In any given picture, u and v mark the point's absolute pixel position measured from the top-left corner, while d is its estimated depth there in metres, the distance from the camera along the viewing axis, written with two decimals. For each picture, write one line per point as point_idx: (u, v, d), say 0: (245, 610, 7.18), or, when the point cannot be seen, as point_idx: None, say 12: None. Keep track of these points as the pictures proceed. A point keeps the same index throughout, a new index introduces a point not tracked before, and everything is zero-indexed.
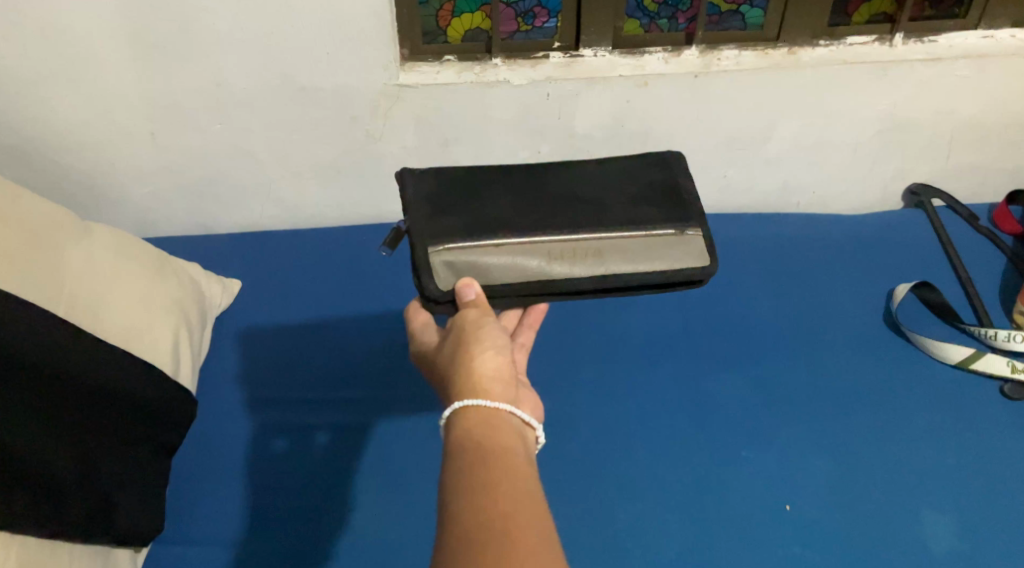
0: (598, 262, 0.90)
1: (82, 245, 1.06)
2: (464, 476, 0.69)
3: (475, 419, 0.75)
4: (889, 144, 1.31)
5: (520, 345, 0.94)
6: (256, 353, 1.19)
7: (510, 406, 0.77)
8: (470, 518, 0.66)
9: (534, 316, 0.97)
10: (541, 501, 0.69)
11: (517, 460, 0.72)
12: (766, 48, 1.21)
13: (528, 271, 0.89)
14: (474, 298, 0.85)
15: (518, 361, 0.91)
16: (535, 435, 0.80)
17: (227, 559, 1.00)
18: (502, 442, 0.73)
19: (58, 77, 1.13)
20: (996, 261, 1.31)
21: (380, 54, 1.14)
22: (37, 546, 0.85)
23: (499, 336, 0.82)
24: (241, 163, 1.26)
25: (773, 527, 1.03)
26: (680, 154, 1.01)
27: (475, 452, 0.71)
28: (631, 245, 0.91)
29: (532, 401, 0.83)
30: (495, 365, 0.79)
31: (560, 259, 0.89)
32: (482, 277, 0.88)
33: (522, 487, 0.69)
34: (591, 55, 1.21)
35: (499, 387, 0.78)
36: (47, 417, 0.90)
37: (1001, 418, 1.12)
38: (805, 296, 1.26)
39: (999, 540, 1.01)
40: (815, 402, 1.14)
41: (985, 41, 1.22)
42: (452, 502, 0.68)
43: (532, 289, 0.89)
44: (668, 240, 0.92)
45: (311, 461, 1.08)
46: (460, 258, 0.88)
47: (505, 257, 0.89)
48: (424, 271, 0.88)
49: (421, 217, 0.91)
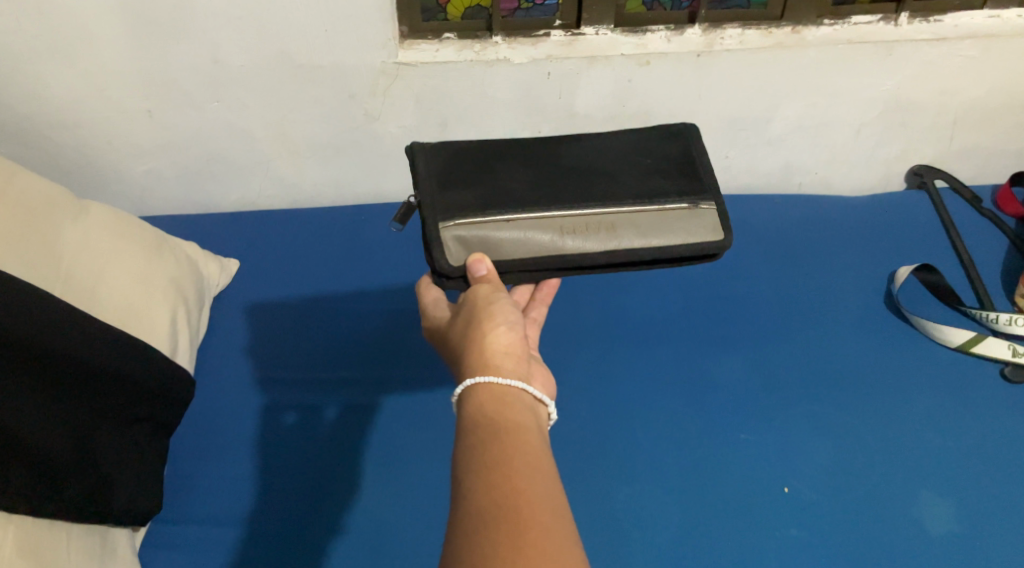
0: (610, 236, 0.89)
1: (78, 223, 1.06)
2: (476, 454, 0.69)
3: (487, 397, 0.74)
4: (892, 125, 1.30)
5: (532, 320, 0.94)
6: (255, 332, 1.19)
7: (521, 383, 0.76)
8: (482, 498, 0.65)
9: (546, 290, 0.97)
10: (554, 480, 0.68)
11: (529, 437, 0.71)
12: (769, 27, 1.20)
13: (539, 245, 0.89)
14: (485, 273, 0.86)
15: (529, 336, 0.91)
16: (547, 411, 0.79)
17: (225, 539, 1.00)
18: (514, 419, 0.73)
19: (52, 53, 1.12)
20: (997, 244, 1.30)
21: (379, 32, 1.13)
22: (34, 527, 0.85)
23: (511, 312, 0.82)
24: (239, 142, 1.25)
25: (772, 508, 1.03)
26: (693, 126, 0.99)
27: (487, 430, 0.71)
28: (644, 220, 0.90)
29: (543, 377, 0.82)
30: (507, 341, 0.79)
31: (572, 233, 0.89)
32: (493, 252, 0.88)
33: (535, 465, 0.68)
34: (593, 33, 1.19)
35: (510, 362, 0.78)
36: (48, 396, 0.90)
37: (1000, 400, 1.12)
38: (806, 277, 1.26)
39: (996, 523, 1.02)
40: (815, 383, 1.14)
41: (992, 20, 1.21)
42: (464, 480, 0.67)
43: (544, 263, 0.89)
44: (681, 214, 0.91)
45: (309, 441, 1.08)
46: (472, 232, 0.88)
47: (517, 231, 0.89)
48: (436, 247, 0.87)
49: (433, 191, 0.90)
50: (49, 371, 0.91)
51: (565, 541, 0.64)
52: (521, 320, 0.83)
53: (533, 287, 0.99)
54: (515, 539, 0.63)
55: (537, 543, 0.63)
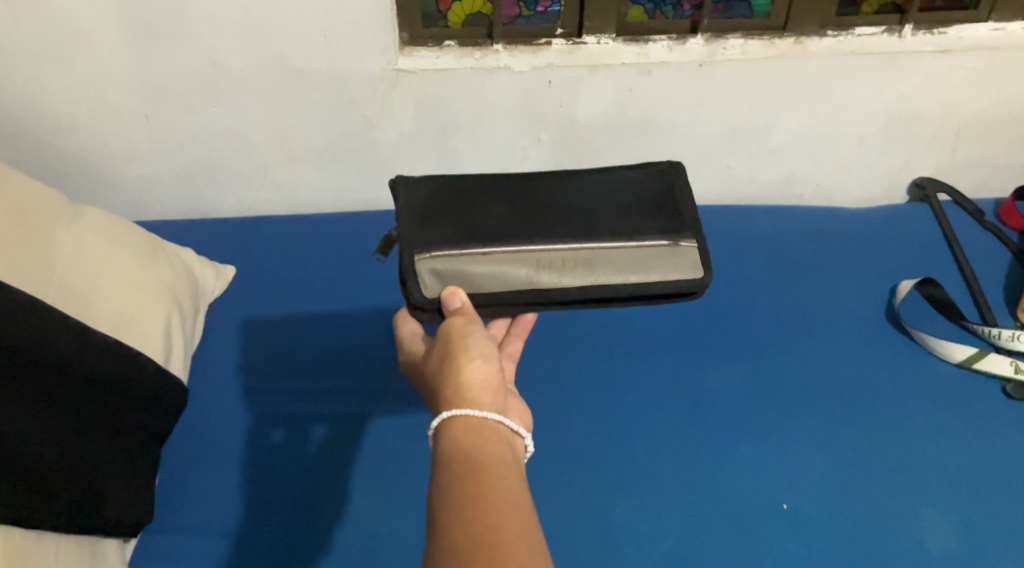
0: (587, 272, 0.88)
1: (73, 230, 1.04)
2: (451, 489, 0.68)
3: (463, 429, 0.74)
4: (894, 137, 1.29)
5: (508, 355, 0.95)
6: (249, 339, 1.18)
7: (498, 415, 0.76)
8: (459, 532, 0.65)
9: (522, 325, 0.96)
10: (529, 514, 0.68)
11: (505, 470, 0.70)
12: (773, 37, 1.19)
13: (515, 279, 0.88)
14: (459, 306, 0.84)
15: (506, 371, 0.92)
16: (524, 443, 0.79)
17: (216, 551, 0.99)
18: (490, 452, 0.72)
19: (48, 57, 1.11)
20: (1001, 258, 1.29)
21: (379, 39, 1.12)
22: (23, 539, 0.83)
23: (486, 345, 0.81)
24: (237, 147, 1.25)
25: (770, 526, 1.02)
26: (678, 163, 0.98)
27: (464, 463, 0.70)
28: (622, 256, 0.89)
29: (519, 410, 0.83)
30: (482, 374, 0.78)
31: (548, 268, 0.88)
32: (468, 286, 0.87)
33: (510, 499, 0.67)
34: (594, 42, 1.18)
35: (487, 396, 0.77)
36: (42, 404, 0.89)
37: (1002, 418, 1.11)
38: (806, 291, 1.25)
39: (998, 543, 1.00)
40: (814, 401, 1.12)
41: (996, 33, 1.19)
42: (439, 514, 0.67)
43: (520, 298, 0.88)
44: (660, 251, 0.90)
45: (302, 452, 1.07)
46: (447, 265, 0.87)
47: (492, 265, 0.88)
48: (411, 280, 0.87)
49: (411, 225, 0.89)
50: (43, 384, 0.90)
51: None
52: (496, 352, 0.82)
53: (510, 321, 0.99)
54: None
55: None
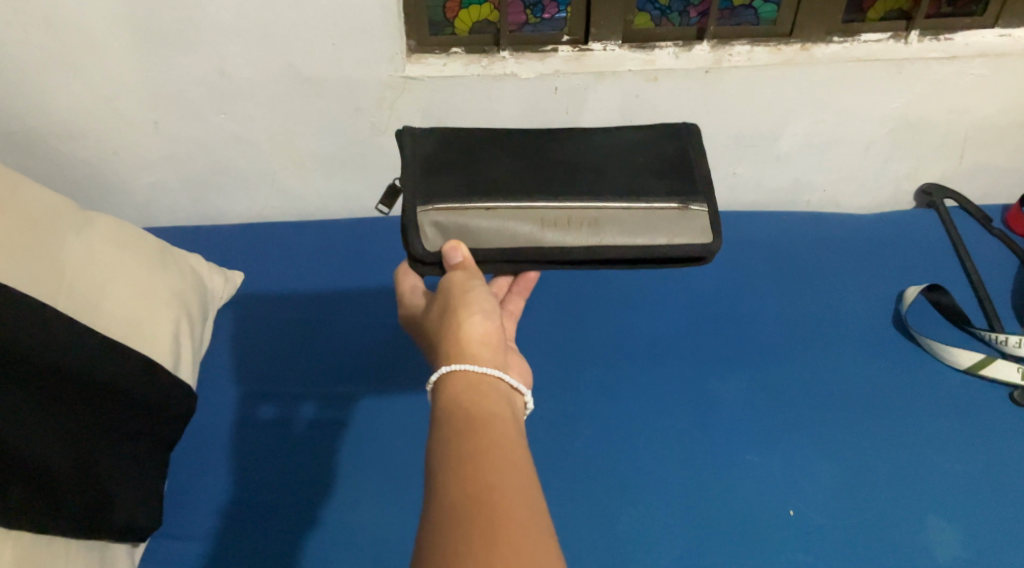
0: (592, 232, 0.89)
1: (83, 237, 1.05)
2: (449, 446, 0.68)
3: (462, 385, 0.74)
4: (901, 143, 1.29)
5: (509, 313, 0.94)
6: (257, 345, 1.18)
7: (498, 372, 0.76)
8: (457, 489, 0.65)
9: (523, 283, 0.96)
10: (528, 472, 0.68)
11: (504, 427, 0.71)
12: (779, 45, 1.19)
13: (519, 236, 0.88)
14: (460, 261, 0.85)
15: (506, 329, 0.92)
16: (524, 401, 0.79)
17: (223, 557, 1.00)
18: (489, 409, 0.72)
19: (59, 68, 1.12)
20: (1007, 264, 1.29)
21: (386, 46, 1.12)
22: (33, 544, 0.85)
23: (487, 300, 0.82)
24: (246, 154, 1.25)
25: (776, 530, 1.02)
26: (695, 127, 0.98)
27: (463, 419, 0.71)
28: (630, 217, 0.89)
29: (519, 367, 0.84)
30: (483, 330, 0.79)
31: (552, 226, 0.89)
32: (470, 240, 0.88)
33: (508, 457, 0.68)
34: (600, 49, 1.18)
35: (486, 351, 0.77)
36: (42, 385, 0.90)
37: (1009, 423, 1.11)
38: (814, 297, 1.25)
39: (1005, 550, 1.00)
40: (820, 407, 1.12)
41: (1002, 39, 1.19)
42: (437, 472, 0.67)
43: (521, 255, 0.88)
44: (669, 215, 0.90)
45: (308, 457, 1.07)
46: (451, 219, 0.88)
47: (496, 220, 0.88)
48: (413, 231, 0.87)
49: (417, 177, 0.90)
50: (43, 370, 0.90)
51: (537, 536, 0.63)
52: (497, 309, 0.83)
53: (511, 280, 0.99)
54: (489, 532, 0.62)
55: (508, 536, 0.62)
